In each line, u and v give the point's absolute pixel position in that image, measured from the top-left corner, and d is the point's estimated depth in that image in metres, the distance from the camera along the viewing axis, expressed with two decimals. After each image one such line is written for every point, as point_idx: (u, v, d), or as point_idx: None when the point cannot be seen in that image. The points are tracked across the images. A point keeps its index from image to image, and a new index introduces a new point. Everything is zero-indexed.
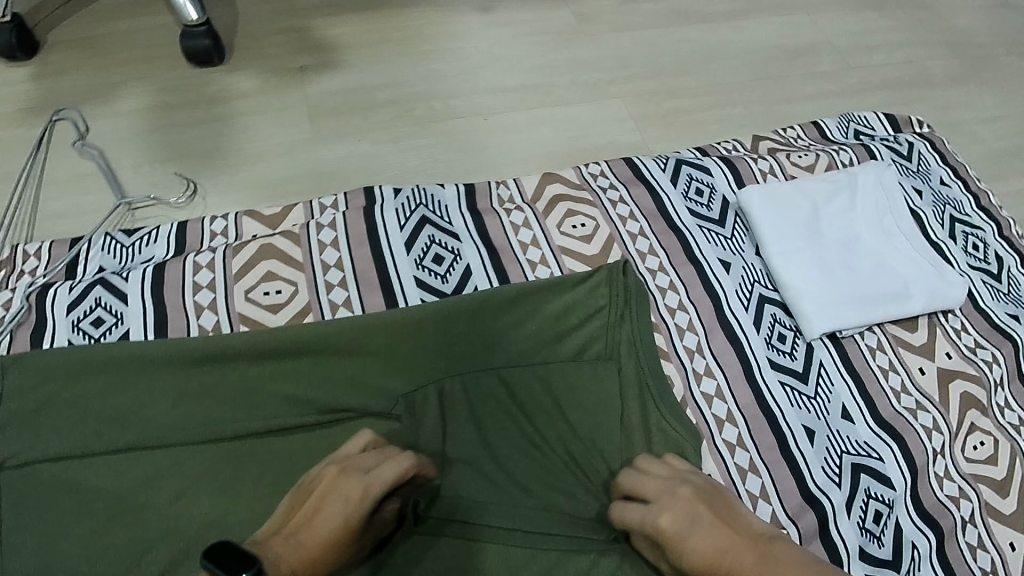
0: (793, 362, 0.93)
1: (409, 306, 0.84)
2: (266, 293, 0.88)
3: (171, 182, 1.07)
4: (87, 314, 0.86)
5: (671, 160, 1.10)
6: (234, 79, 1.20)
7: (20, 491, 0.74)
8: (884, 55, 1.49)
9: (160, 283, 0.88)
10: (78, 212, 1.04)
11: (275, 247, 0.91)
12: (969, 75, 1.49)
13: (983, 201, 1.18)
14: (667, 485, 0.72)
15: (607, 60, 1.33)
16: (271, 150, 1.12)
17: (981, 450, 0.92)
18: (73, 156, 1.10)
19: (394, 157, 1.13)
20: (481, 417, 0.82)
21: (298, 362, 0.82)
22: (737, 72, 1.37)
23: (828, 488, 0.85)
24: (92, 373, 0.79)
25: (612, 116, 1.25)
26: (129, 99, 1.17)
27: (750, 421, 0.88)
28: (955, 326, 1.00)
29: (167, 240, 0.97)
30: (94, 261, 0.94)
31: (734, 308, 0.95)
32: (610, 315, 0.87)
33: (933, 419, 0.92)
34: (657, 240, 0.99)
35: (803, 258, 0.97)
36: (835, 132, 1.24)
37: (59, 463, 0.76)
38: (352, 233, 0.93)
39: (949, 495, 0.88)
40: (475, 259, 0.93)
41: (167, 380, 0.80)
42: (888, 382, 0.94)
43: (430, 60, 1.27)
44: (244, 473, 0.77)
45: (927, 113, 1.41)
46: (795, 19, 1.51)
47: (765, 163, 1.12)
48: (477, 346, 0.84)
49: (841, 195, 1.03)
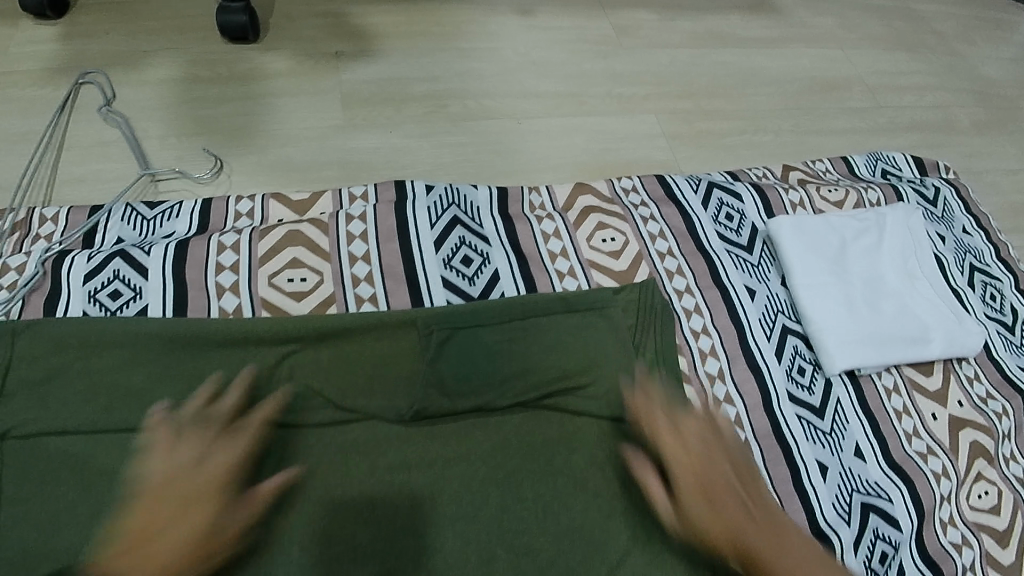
0: (810, 397, 0.92)
1: (435, 306, 0.84)
2: (289, 280, 0.86)
3: (196, 156, 1.05)
4: (105, 285, 0.84)
5: (702, 182, 1.09)
6: (267, 58, 1.18)
7: (27, 463, 0.73)
8: (913, 97, 1.49)
9: (182, 260, 0.86)
10: (96, 177, 1.02)
11: (302, 234, 0.89)
12: (994, 126, 1.50)
13: (1003, 253, 1.18)
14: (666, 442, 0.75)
15: (642, 75, 1.32)
16: (300, 134, 1.10)
17: (985, 500, 0.91)
18: (97, 122, 1.08)
19: (424, 151, 1.11)
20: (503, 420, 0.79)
21: (319, 355, 0.80)
22: (768, 100, 1.37)
23: (838, 525, 0.83)
24: (105, 348, 0.78)
25: (644, 132, 1.24)
26: (158, 68, 1.14)
27: (766, 452, 0.86)
28: (968, 374, 1.00)
29: (190, 216, 0.95)
30: (113, 231, 0.93)
31: (757, 336, 0.94)
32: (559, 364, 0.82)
33: (943, 465, 0.91)
34: (685, 261, 0.99)
35: (829, 292, 0.96)
36: (863, 168, 1.24)
37: (70, 437, 0.74)
38: (381, 228, 0.91)
39: (952, 541, 0.87)
40: (503, 264, 0.92)
41: (187, 362, 0.79)
42: (901, 424, 0.93)
43: (466, 57, 1.25)
44: (248, 464, 0.74)
45: (952, 159, 1.42)
46: (828, 53, 1.51)
47: (795, 195, 1.11)
48: (501, 346, 0.82)
49: (869, 234, 1.03)
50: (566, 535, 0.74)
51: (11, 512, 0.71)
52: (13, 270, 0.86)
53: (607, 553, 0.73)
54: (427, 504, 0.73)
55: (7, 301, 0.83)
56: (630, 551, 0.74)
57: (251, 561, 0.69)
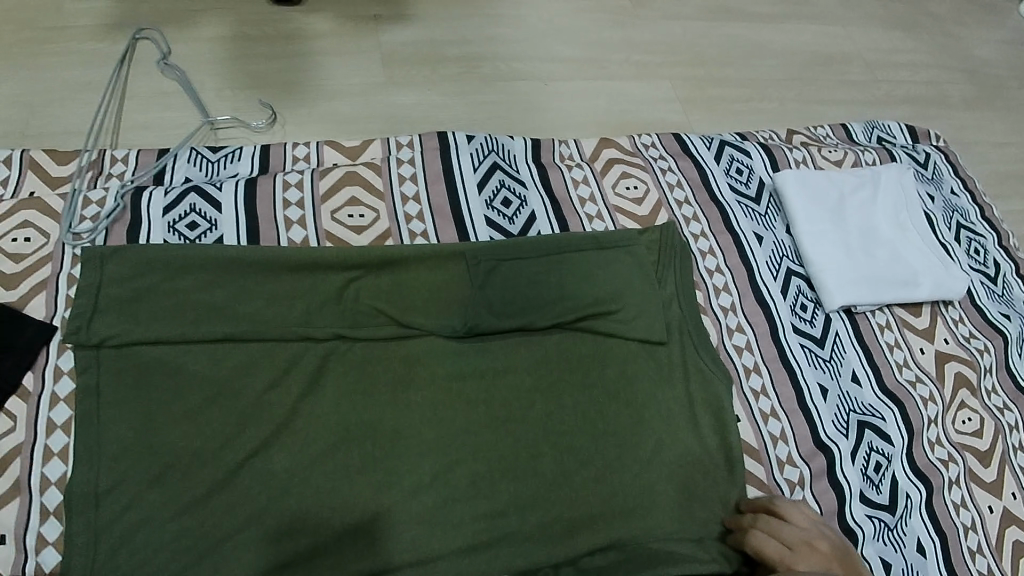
0: (812, 328, 1.03)
1: (481, 240, 0.94)
2: (349, 216, 0.96)
3: (251, 108, 1.14)
4: (182, 217, 0.93)
5: (715, 140, 1.19)
6: (310, 19, 1.26)
7: (121, 370, 0.81)
8: (908, 73, 1.60)
9: (251, 196, 0.95)
10: (158, 125, 1.10)
11: (359, 175, 0.99)
12: (983, 102, 1.61)
13: (988, 213, 1.29)
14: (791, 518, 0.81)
15: (658, 44, 1.42)
16: (345, 90, 1.19)
17: (969, 424, 1.03)
18: (155, 75, 1.16)
19: (459, 110, 1.21)
20: (545, 339, 0.89)
21: (379, 280, 0.90)
22: (774, 70, 1.47)
23: (837, 438, 0.95)
24: (188, 271, 0.86)
25: (659, 97, 1.34)
26: (209, 26, 1.22)
27: (773, 374, 0.97)
28: (953, 317, 1.11)
29: (251, 159, 1.04)
30: (182, 172, 1.02)
31: (765, 275, 1.05)
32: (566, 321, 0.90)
33: (929, 391, 1.03)
34: (700, 209, 1.09)
35: (829, 239, 1.07)
36: (860, 135, 1.35)
37: (159, 347, 0.82)
38: (428, 172, 1.02)
39: (939, 457, 0.98)
40: (539, 206, 1.02)
41: (262, 285, 0.87)
42: (893, 355, 1.05)
43: (494, 23, 1.34)
44: (320, 374, 0.84)
45: (943, 130, 1.53)
46: (830, 29, 1.61)
47: (799, 154, 1.22)
48: (541, 277, 0.92)
49: (865, 189, 1.14)
50: (601, 437, 0.85)
51: (110, 412, 0.79)
52: (94, 203, 0.95)
53: (641, 452, 0.85)
54: (480, 408, 0.84)
55: (93, 229, 0.91)
56: (660, 449, 0.86)
57: (332, 453, 0.80)
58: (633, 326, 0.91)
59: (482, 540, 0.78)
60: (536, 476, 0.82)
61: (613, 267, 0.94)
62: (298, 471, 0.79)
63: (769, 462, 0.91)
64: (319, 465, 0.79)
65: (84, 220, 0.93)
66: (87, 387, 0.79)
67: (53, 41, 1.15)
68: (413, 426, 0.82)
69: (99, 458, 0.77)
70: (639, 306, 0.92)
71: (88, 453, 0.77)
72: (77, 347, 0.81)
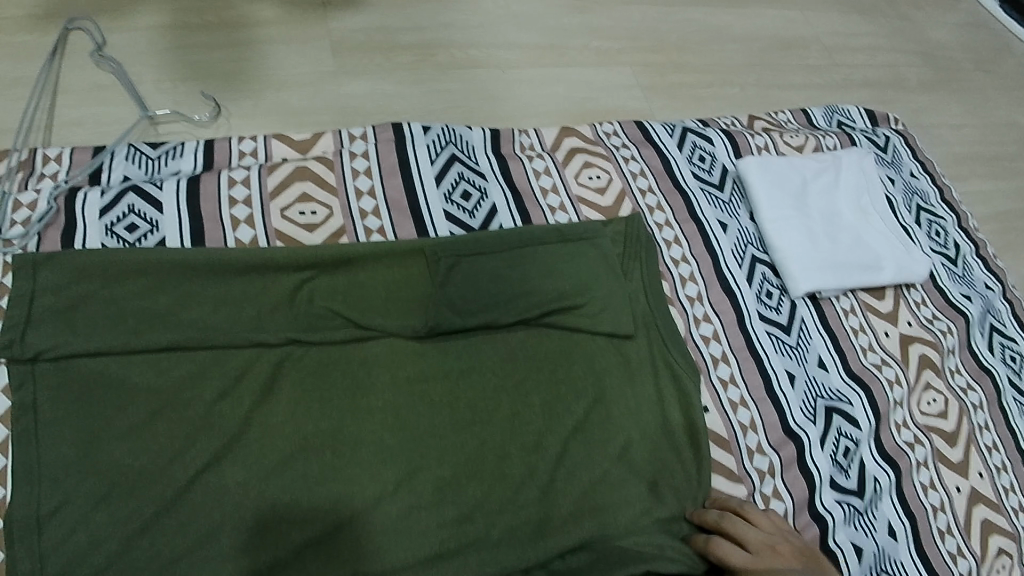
0: (778, 316, 1.02)
1: (440, 236, 0.90)
2: (301, 213, 0.91)
3: (194, 101, 1.08)
4: (121, 219, 0.87)
5: (678, 127, 1.17)
6: (255, 6, 1.20)
7: (59, 385, 0.75)
8: (865, 56, 1.61)
9: (195, 195, 0.90)
10: (93, 121, 1.04)
11: (310, 170, 0.94)
12: (938, 84, 1.62)
13: (946, 195, 1.30)
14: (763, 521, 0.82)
15: (618, 30, 1.39)
16: (295, 80, 1.13)
17: (935, 406, 1.04)
18: (89, 67, 1.08)
19: (416, 100, 1.17)
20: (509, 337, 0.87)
21: (334, 279, 0.85)
22: (734, 56, 1.46)
23: (806, 425, 0.94)
24: (128, 276, 0.80)
25: (621, 84, 1.31)
26: (146, 14, 1.15)
27: (741, 363, 0.96)
28: (915, 299, 1.12)
29: (194, 155, 0.98)
30: (119, 170, 0.95)
31: (730, 263, 1.04)
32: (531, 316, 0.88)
33: (895, 374, 1.03)
34: (664, 198, 1.07)
35: (793, 224, 1.06)
36: (821, 119, 1.35)
37: (99, 359, 0.76)
38: (384, 164, 0.98)
39: (906, 440, 0.99)
40: (500, 199, 0.99)
41: (209, 289, 0.82)
42: (858, 340, 1.05)
43: (450, 10, 1.30)
44: (274, 381, 0.79)
45: (900, 113, 1.54)
46: (788, 14, 1.61)
47: (761, 140, 1.21)
48: (504, 272, 0.89)
49: (827, 174, 1.14)
50: (570, 435, 0.83)
51: (48, 430, 0.73)
52: (25, 207, 0.87)
53: (611, 449, 0.83)
54: (445, 411, 0.81)
55: (24, 235, 0.85)
56: (630, 445, 0.84)
57: (290, 463, 0.76)
58: (599, 320, 0.88)
59: (450, 548, 0.76)
60: (505, 479, 0.80)
61: (578, 259, 0.92)
62: (254, 485, 0.75)
63: (740, 452, 0.90)
64: (275, 477, 0.75)
65: (14, 225, 0.86)
66: (20, 403, 0.74)
67: None
68: (375, 431, 0.79)
69: (37, 481, 0.71)
70: (605, 299, 0.90)
71: (24, 475, 0.71)
72: (11, 362, 0.75)
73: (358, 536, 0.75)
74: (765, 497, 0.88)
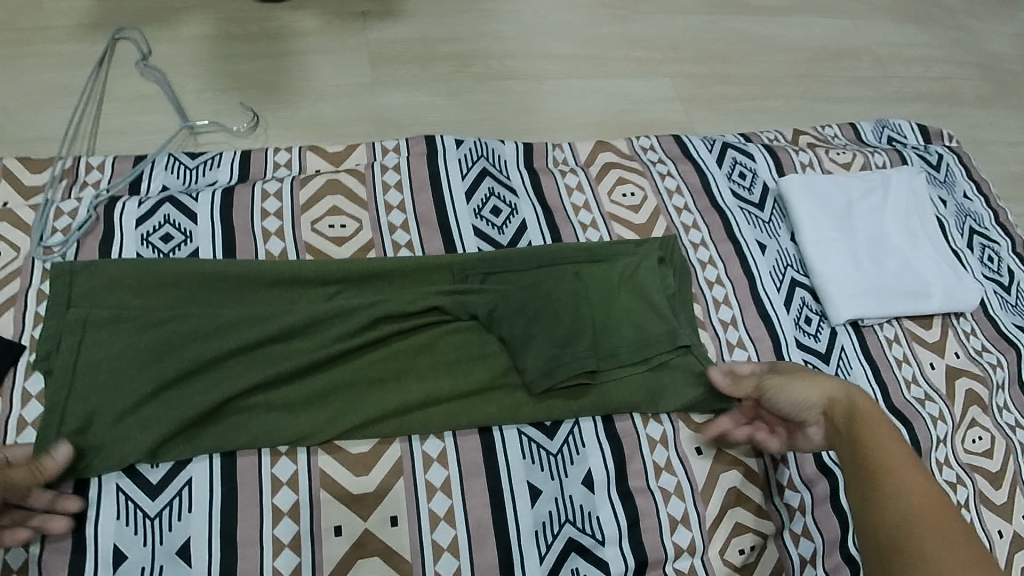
0: (817, 343, 0.98)
1: (467, 252, 0.90)
2: (330, 226, 0.92)
3: (233, 110, 1.10)
4: (156, 229, 0.89)
5: (717, 143, 1.14)
6: (296, 16, 1.22)
7: (84, 391, 0.74)
8: (920, 68, 1.53)
9: (228, 206, 0.91)
10: (137, 130, 1.06)
11: (341, 183, 0.95)
12: (999, 98, 1.54)
13: (1003, 218, 1.23)
14: (808, 388, 0.74)
15: (659, 40, 1.36)
16: (332, 91, 1.14)
17: (979, 444, 0.97)
18: (135, 76, 1.11)
19: (450, 111, 1.16)
20: (539, 377, 0.81)
21: (360, 290, 0.86)
22: (779, 66, 1.41)
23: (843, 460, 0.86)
24: (158, 288, 0.82)
25: (660, 96, 1.28)
26: (192, 25, 1.17)
27: None
28: (965, 329, 1.06)
29: (230, 166, 1.00)
30: (158, 180, 0.97)
31: (768, 287, 1.00)
32: (554, 333, 0.83)
33: (939, 410, 0.97)
34: (700, 216, 1.04)
35: (836, 248, 1.02)
36: (870, 135, 1.29)
37: (124, 362, 0.76)
38: (414, 178, 0.98)
39: (947, 480, 0.93)
40: (530, 215, 0.98)
41: (235, 300, 0.83)
42: (902, 371, 0.99)
43: (488, 19, 1.29)
44: (297, 391, 0.78)
45: (956, 128, 1.47)
46: (839, 23, 1.55)
47: (805, 156, 1.16)
48: (531, 301, 0.85)
49: (875, 194, 1.09)
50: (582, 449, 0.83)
51: (77, 443, 0.72)
52: (67, 214, 0.90)
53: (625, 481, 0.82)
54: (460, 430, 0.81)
55: (64, 243, 0.86)
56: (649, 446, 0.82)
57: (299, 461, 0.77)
58: (642, 346, 0.85)
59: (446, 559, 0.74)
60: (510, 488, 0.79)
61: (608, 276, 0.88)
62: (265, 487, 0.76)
63: (768, 487, 0.86)
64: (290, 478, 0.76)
65: (56, 232, 0.88)
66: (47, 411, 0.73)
67: (28, 43, 1.11)
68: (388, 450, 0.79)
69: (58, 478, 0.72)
70: (642, 322, 0.87)
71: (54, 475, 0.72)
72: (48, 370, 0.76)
73: (372, 553, 0.75)
74: (794, 537, 0.84)
